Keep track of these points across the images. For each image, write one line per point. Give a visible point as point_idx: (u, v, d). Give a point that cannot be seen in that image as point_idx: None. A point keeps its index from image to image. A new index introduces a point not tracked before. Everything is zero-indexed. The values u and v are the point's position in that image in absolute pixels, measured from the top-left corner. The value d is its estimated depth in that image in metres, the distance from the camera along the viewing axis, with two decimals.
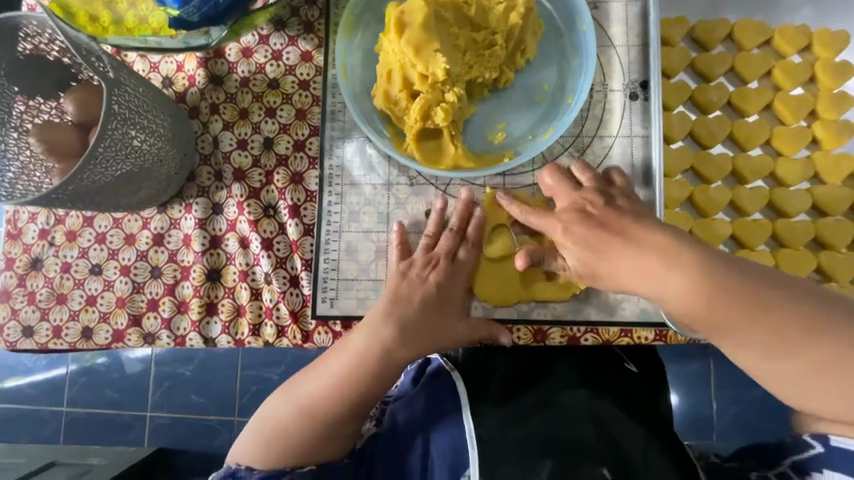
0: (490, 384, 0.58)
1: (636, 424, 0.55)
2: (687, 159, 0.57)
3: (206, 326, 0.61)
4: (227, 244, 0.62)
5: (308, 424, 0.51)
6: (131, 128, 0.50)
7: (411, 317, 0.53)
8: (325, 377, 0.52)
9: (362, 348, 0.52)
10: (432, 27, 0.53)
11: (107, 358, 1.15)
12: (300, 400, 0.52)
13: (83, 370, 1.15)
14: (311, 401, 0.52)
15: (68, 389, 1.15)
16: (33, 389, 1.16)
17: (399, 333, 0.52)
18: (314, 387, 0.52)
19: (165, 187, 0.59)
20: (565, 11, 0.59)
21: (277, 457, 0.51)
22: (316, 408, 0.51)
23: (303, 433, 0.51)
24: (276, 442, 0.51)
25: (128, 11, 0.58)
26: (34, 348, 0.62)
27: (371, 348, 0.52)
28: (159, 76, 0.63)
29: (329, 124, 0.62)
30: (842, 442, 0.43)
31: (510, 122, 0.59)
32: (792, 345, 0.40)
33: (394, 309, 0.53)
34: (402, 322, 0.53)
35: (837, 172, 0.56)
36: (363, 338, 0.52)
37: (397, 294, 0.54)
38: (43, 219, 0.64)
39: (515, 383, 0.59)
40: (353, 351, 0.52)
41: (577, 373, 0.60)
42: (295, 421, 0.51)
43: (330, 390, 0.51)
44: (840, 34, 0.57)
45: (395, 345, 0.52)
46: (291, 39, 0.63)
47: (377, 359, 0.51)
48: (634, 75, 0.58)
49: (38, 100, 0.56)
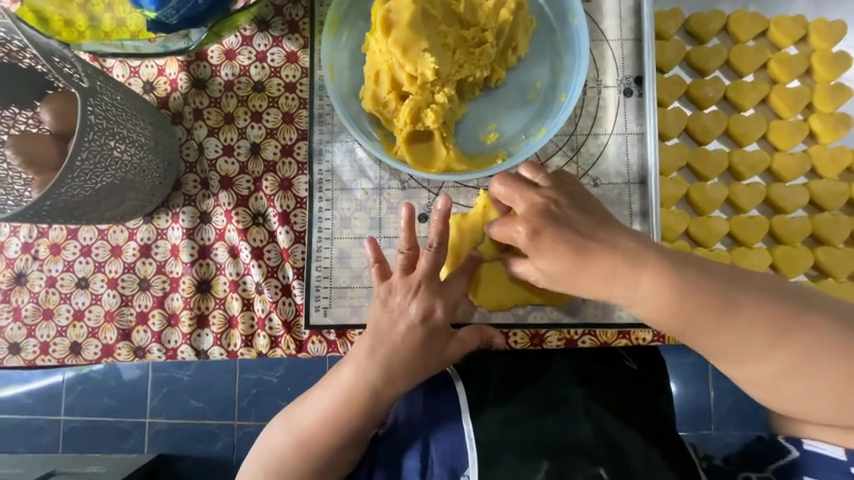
0: (488, 384, 0.57)
1: (634, 422, 0.54)
2: (683, 156, 0.56)
3: (197, 338, 0.60)
4: (217, 253, 0.60)
5: (304, 459, 0.51)
6: (110, 139, 0.49)
7: (396, 350, 0.50)
8: (316, 413, 0.51)
9: (349, 384, 0.51)
10: (420, 27, 0.51)
11: (104, 365, 1.13)
12: (294, 437, 0.51)
13: (80, 378, 1.13)
14: (308, 432, 0.51)
15: (65, 397, 1.13)
16: (29, 398, 1.14)
17: (380, 371, 0.50)
18: (305, 425, 0.52)
19: (148, 197, 0.57)
20: (557, 5, 0.57)
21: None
22: (310, 444, 0.51)
23: (300, 466, 0.51)
24: (274, 471, 0.51)
25: (105, 14, 0.56)
26: (21, 365, 0.61)
27: (357, 385, 0.51)
28: (140, 81, 0.61)
29: (317, 128, 0.60)
30: (814, 446, 0.46)
31: (503, 121, 0.57)
32: (772, 343, 0.43)
33: (375, 348, 0.51)
34: (387, 357, 0.50)
35: (834, 166, 0.55)
36: (348, 377, 0.51)
37: (377, 336, 0.51)
38: (25, 232, 0.62)
39: (513, 381, 0.57)
40: (340, 389, 0.51)
41: (575, 369, 0.59)
42: (290, 453, 0.51)
43: (322, 426, 0.51)
44: (836, 24, 0.56)
45: (380, 383, 0.51)
46: (276, 39, 0.61)
47: (363, 393, 0.50)
48: (628, 70, 0.56)
49: (14, 110, 0.54)
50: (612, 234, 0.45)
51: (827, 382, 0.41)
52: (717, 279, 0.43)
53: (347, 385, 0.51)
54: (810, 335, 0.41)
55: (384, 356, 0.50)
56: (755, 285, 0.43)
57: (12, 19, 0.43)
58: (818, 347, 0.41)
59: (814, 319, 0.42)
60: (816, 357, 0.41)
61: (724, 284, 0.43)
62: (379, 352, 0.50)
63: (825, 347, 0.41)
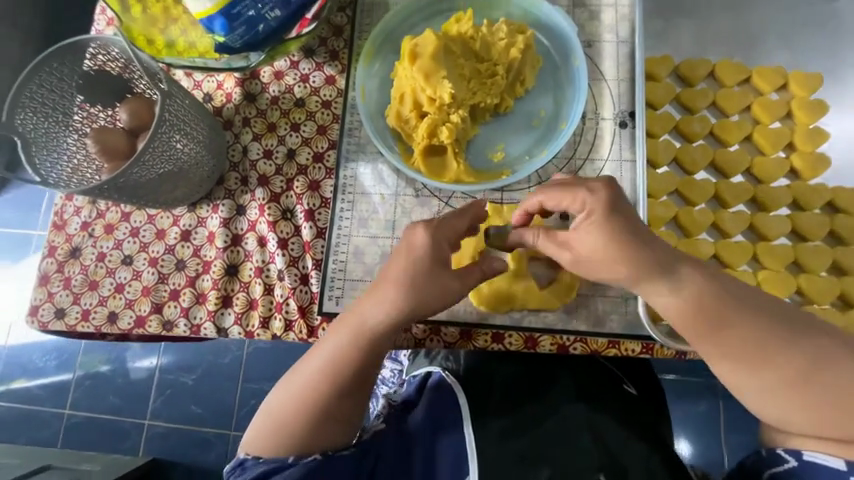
0: (491, 394, 0.62)
1: (633, 440, 0.58)
2: (672, 182, 0.61)
3: (221, 317, 0.66)
4: (247, 242, 0.68)
5: (306, 414, 0.54)
6: (176, 133, 0.58)
7: (398, 310, 0.53)
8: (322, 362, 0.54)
9: (345, 343, 0.54)
10: (442, 59, 0.60)
11: (111, 365, 1.21)
12: (296, 395, 0.54)
13: (89, 374, 1.21)
14: (316, 382, 0.54)
15: (72, 392, 1.21)
16: (42, 390, 1.21)
17: (376, 328, 0.54)
18: (306, 382, 0.54)
19: (196, 188, 0.66)
20: (561, 48, 0.66)
21: (281, 449, 0.54)
22: (311, 399, 0.54)
23: (311, 415, 0.54)
24: (284, 426, 0.54)
25: (179, 35, 0.68)
26: (64, 329, 0.68)
27: (354, 341, 0.54)
28: (201, 92, 0.72)
29: (346, 139, 0.69)
30: (814, 457, 0.48)
31: (509, 143, 0.65)
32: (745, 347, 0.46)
33: (370, 309, 0.53)
34: (381, 315, 0.53)
35: (813, 199, 0.60)
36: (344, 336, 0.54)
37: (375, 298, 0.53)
38: (86, 212, 0.71)
39: (514, 392, 0.63)
40: (337, 347, 0.54)
41: (574, 386, 0.64)
42: (299, 405, 0.54)
43: (321, 383, 0.54)
44: (812, 75, 0.63)
45: (374, 338, 0.54)
46: (318, 65, 0.72)
47: (364, 344, 0.54)
48: (623, 105, 0.64)
49: (96, 108, 0.65)
50: (628, 210, 0.49)
51: (789, 385, 0.47)
52: (693, 288, 0.49)
53: (344, 343, 0.54)
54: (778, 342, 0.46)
55: (380, 314, 0.53)
56: (725, 296, 0.49)
57: (126, 45, 0.56)
58: (781, 355, 0.47)
59: (776, 329, 0.48)
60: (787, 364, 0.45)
61: (698, 293, 0.49)
62: (376, 308, 0.53)
63: (787, 354, 0.47)
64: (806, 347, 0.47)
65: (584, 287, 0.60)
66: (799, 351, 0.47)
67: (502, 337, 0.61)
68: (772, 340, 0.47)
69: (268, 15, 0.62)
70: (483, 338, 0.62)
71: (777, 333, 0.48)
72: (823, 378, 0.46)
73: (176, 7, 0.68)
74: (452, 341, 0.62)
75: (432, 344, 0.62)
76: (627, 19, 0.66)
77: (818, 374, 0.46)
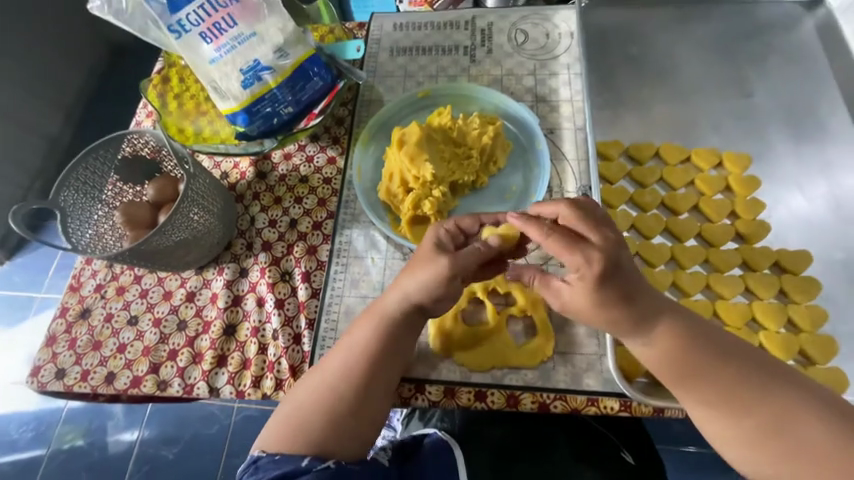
0: (484, 445, 0.70)
1: None
2: (632, 246, 0.68)
3: (214, 376, 0.68)
4: (246, 302, 0.73)
5: (330, 406, 0.55)
6: (194, 207, 0.67)
7: (418, 300, 0.57)
8: (347, 355, 0.57)
9: (366, 338, 0.58)
10: (424, 145, 0.71)
11: (88, 439, 1.19)
12: (320, 388, 0.56)
13: (64, 448, 1.19)
14: (340, 374, 0.56)
15: (42, 469, 1.17)
16: (12, 467, 1.18)
17: (397, 320, 0.58)
18: (330, 375, 0.57)
19: (206, 253, 0.74)
20: (527, 134, 0.78)
21: (300, 446, 0.54)
22: (335, 393, 0.56)
23: (335, 407, 0.55)
24: (301, 423, 0.55)
25: (206, 125, 0.81)
26: (61, 390, 0.70)
27: (377, 334, 0.58)
28: (219, 171, 0.83)
29: (343, 210, 0.78)
30: None
31: (486, 213, 0.74)
32: None
33: (391, 303, 0.58)
34: (402, 308, 0.58)
35: (760, 261, 0.67)
36: (368, 329, 0.58)
37: (397, 289, 0.58)
38: (101, 275, 0.78)
39: (515, 454, 0.70)
40: (361, 340, 0.58)
41: (569, 447, 0.72)
42: (322, 399, 0.56)
43: (344, 376, 0.56)
44: (742, 157, 0.74)
45: (396, 330, 0.58)
46: (322, 148, 0.84)
47: (388, 334, 0.58)
48: (584, 181, 0.73)
49: (127, 185, 0.75)
50: None
51: (755, 434, 0.51)
52: (659, 342, 0.54)
53: (368, 335, 0.58)
54: None
55: (401, 305, 0.58)
56: (693, 350, 0.54)
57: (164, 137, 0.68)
58: (745, 405, 0.51)
59: (740, 380, 0.52)
60: None
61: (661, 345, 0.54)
62: (398, 300, 0.58)
63: (752, 405, 0.51)
64: (771, 398, 0.51)
65: (560, 345, 0.64)
66: (764, 401, 0.51)
67: (485, 396, 0.63)
68: (736, 390, 0.52)
69: (282, 111, 0.75)
70: (466, 397, 0.63)
71: (744, 384, 0.52)
72: (790, 428, 0.49)
73: (206, 104, 0.83)
74: (437, 400, 0.64)
75: (417, 403, 0.64)
76: (581, 112, 0.80)
77: (784, 424, 0.50)
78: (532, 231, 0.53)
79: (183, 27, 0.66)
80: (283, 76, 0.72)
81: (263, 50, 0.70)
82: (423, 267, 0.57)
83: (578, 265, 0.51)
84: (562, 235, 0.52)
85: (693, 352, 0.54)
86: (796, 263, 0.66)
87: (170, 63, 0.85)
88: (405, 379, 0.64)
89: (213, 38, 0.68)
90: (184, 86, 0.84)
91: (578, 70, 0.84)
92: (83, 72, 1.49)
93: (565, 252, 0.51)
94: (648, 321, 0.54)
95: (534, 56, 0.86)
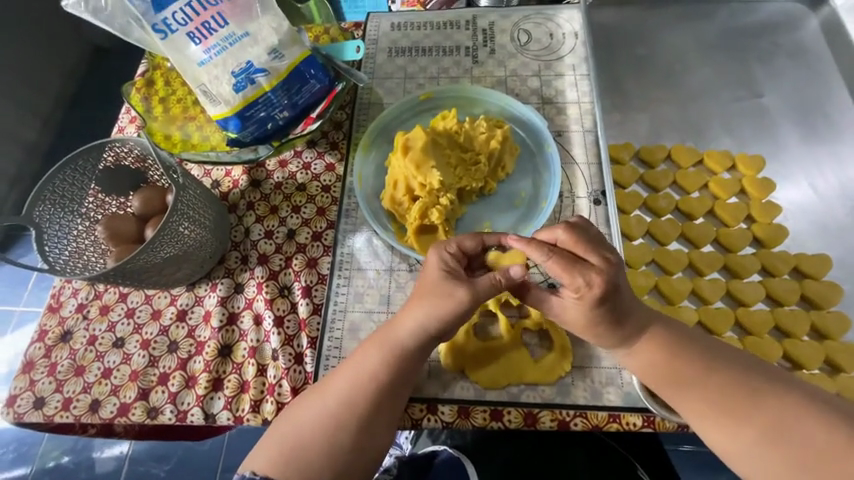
0: (502, 450, 0.69)
1: None
2: (649, 253, 0.67)
3: (210, 401, 0.64)
4: (243, 320, 0.68)
5: (331, 432, 0.51)
6: (184, 221, 0.62)
7: (434, 328, 0.53)
8: (351, 380, 0.53)
9: (374, 363, 0.53)
10: (430, 150, 0.68)
11: (74, 455, 1.12)
12: (320, 412, 0.52)
13: (48, 468, 1.12)
14: (342, 400, 0.52)
15: None
16: None
17: (410, 345, 0.54)
18: (333, 400, 0.52)
19: (198, 268, 0.69)
20: (535, 138, 0.75)
21: (296, 471, 0.50)
22: (336, 419, 0.52)
23: (335, 435, 0.51)
24: (298, 448, 0.51)
25: (195, 132, 0.77)
26: (39, 421, 0.65)
27: (386, 360, 0.53)
28: (210, 179, 0.78)
29: (343, 219, 0.74)
30: None
31: (495, 220, 0.70)
32: (740, 414, 0.48)
33: (404, 329, 0.54)
34: (415, 336, 0.53)
35: (779, 266, 0.68)
36: (376, 354, 0.54)
37: (409, 316, 0.53)
38: (83, 294, 0.72)
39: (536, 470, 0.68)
40: (368, 365, 0.53)
41: (587, 462, 0.70)
42: (321, 426, 0.51)
43: (348, 401, 0.52)
44: (756, 158, 0.77)
45: (406, 360, 0.54)
46: (319, 154, 0.80)
47: (397, 359, 0.53)
48: (595, 186, 0.71)
49: (110, 197, 0.70)
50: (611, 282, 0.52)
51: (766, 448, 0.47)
52: (664, 349, 0.51)
53: (376, 361, 0.53)
54: (768, 402, 0.48)
55: (414, 334, 0.53)
56: (690, 354, 0.51)
57: (149, 145, 0.63)
58: (752, 412, 0.48)
59: (741, 386, 0.49)
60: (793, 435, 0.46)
61: (677, 355, 0.51)
62: (410, 328, 0.53)
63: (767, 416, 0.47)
64: (777, 406, 0.47)
65: (578, 358, 0.61)
66: (773, 410, 0.47)
67: (501, 414, 0.60)
68: (740, 398, 0.48)
69: (277, 116, 0.71)
70: (481, 416, 0.60)
71: (746, 390, 0.49)
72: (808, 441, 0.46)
73: (195, 108, 0.78)
74: (450, 421, 0.60)
75: (429, 424, 0.60)
76: (590, 113, 0.77)
77: (797, 436, 0.46)
78: (532, 251, 0.49)
79: (169, 27, 0.61)
80: (278, 79, 0.68)
81: (255, 51, 0.65)
82: (438, 295, 0.52)
83: (578, 289, 0.47)
84: (564, 253, 0.48)
85: (689, 357, 0.51)
86: (816, 268, 0.68)
87: (155, 66, 0.80)
88: (415, 398, 0.60)
89: (201, 38, 0.63)
90: (171, 89, 0.79)
91: (584, 71, 0.81)
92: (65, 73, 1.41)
93: (564, 275, 0.47)
94: (671, 333, 0.52)
95: (538, 56, 0.84)
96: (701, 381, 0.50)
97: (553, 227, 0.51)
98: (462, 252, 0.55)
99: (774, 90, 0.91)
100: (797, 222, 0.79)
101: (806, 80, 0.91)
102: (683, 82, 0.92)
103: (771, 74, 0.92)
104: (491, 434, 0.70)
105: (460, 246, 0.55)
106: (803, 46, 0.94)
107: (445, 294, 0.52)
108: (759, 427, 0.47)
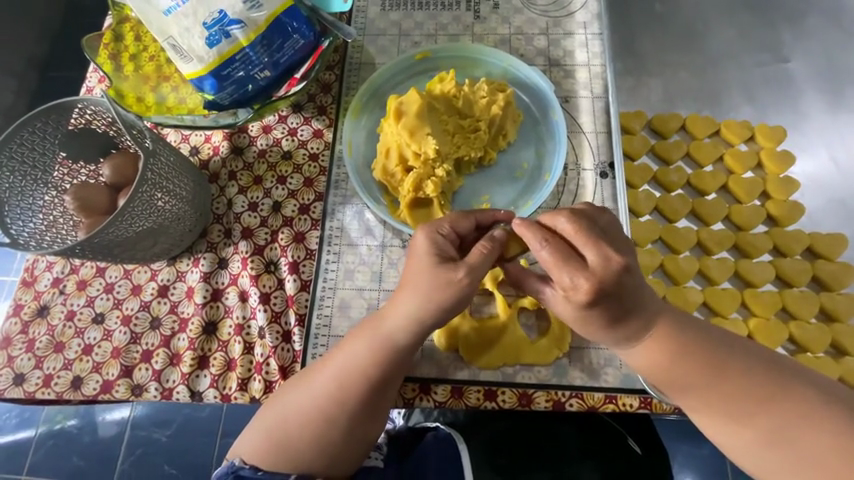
0: (498, 424, 0.69)
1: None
2: (656, 230, 0.64)
3: (196, 379, 0.62)
4: (227, 296, 0.65)
5: (317, 426, 0.49)
6: (157, 191, 0.58)
7: (421, 320, 0.49)
8: (337, 370, 0.50)
9: (362, 357, 0.50)
10: (426, 115, 0.62)
11: (79, 419, 1.13)
12: (305, 406, 0.50)
13: (52, 432, 1.12)
14: (328, 393, 0.50)
15: (31, 454, 1.11)
16: None
17: (402, 335, 0.50)
18: (314, 393, 0.50)
19: (178, 241, 0.65)
20: (540, 104, 0.69)
21: (285, 464, 0.50)
22: (321, 413, 0.49)
23: (322, 428, 0.49)
24: (282, 440, 0.50)
25: (171, 94, 0.70)
26: (21, 397, 0.63)
27: (374, 356, 0.50)
28: (188, 145, 0.73)
29: (332, 192, 0.69)
30: None
31: (494, 193, 0.66)
32: (744, 409, 0.46)
33: (395, 324, 0.50)
34: (406, 329, 0.50)
35: (793, 246, 0.65)
36: (365, 350, 0.50)
37: (402, 310, 0.50)
38: (59, 268, 0.68)
39: (531, 442, 0.68)
40: (356, 360, 0.50)
41: (582, 442, 0.70)
42: (307, 420, 0.49)
43: (332, 398, 0.49)
44: (776, 129, 0.72)
45: (391, 354, 0.50)
46: (306, 119, 0.73)
47: (388, 349, 0.50)
48: (603, 157, 0.66)
49: (79, 164, 0.64)
50: None
51: (767, 441, 0.45)
52: (672, 338, 0.49)
53: (363, 355, 0.50)
54: (775, 398, 0.46)
55: (401, 327, 0.50)
56: (696, 344, 0.48)
57: (111, 105, 0.56)
58: (757, 409, 0.46)
59: (742, 377, 0.47)
60: (799, 432, 0.44)
61: (684, 344, 0.48)
62: (397, 322, 0.50)
63: (779, 415, 0.45)
64: (785, 403, 0.45)
65: (576, 338, 0.59)
66: (777, 399, 0.46)
67: (495, 395, 0.58)
68: (749, 392, 0.46)
69: (257, 76, 0.64)
70: (475, 396, 0.58)
71: (750, 387, 0.46)
72: (811, 432, 0.44)
73: (169, 67, 0.70)
74: (443, 400, 0.58)
75: (422, 403, 0.58)
76: (600, 78, 0.71)
77: (801, 427, 0.44)
78: (527, 239, 0.47)
79: None
80: (257, 33, 0.60)
81: None
82: (431, 286, 0.48)
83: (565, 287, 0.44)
84: (561, 244, 0.45)
85: (698, 348, 0.48)
86: (831, 248, 0.65)
87: (122, 18, 0.71)
88: (407, 378, 0.59)
89: None
90: (141, 45, 0.71)
91: (596, 30, 0.74)
92: (39, 25, 1.28)
93: (553, 269, 0.45)
94: (674, 320, 0.49)
95: (546, 12, 0.76)
96: (708, 376, 0.47)
97: (558, 214, 0.47)
98: (456, 233, 0.51)
99: (801, 54, 0.84)
100: (813, 198, 0.75)
101: (836, 45, 0.84)
102: (702, 44, 0.85)
103: (798, 35, 0.85)
104: (486, 411, 0.70)
105: (452, 227, 0.51)
106: (837, 5, 0.86)
107: (440, 284, 0.47)
108: (764, 423, 0.46)
